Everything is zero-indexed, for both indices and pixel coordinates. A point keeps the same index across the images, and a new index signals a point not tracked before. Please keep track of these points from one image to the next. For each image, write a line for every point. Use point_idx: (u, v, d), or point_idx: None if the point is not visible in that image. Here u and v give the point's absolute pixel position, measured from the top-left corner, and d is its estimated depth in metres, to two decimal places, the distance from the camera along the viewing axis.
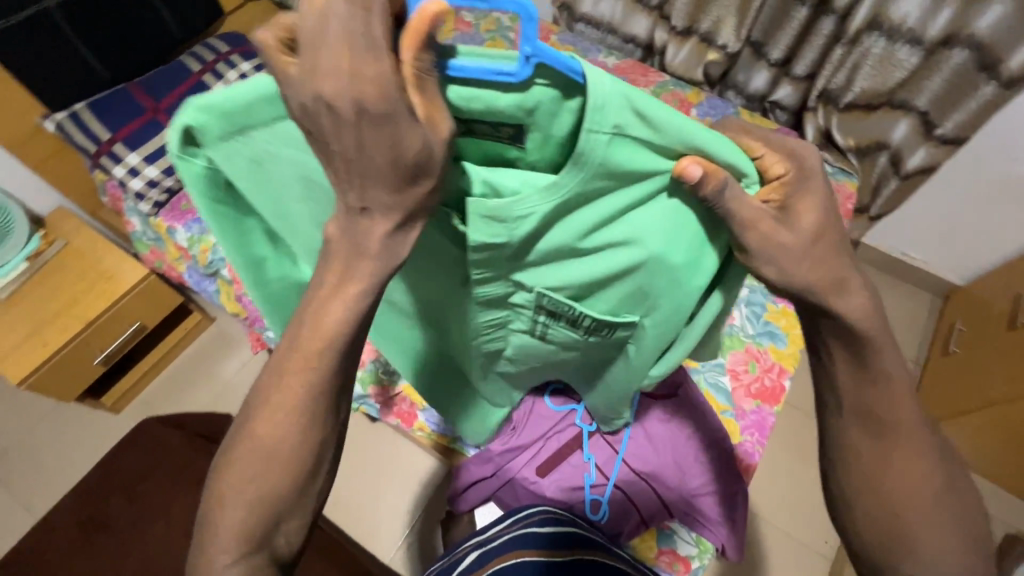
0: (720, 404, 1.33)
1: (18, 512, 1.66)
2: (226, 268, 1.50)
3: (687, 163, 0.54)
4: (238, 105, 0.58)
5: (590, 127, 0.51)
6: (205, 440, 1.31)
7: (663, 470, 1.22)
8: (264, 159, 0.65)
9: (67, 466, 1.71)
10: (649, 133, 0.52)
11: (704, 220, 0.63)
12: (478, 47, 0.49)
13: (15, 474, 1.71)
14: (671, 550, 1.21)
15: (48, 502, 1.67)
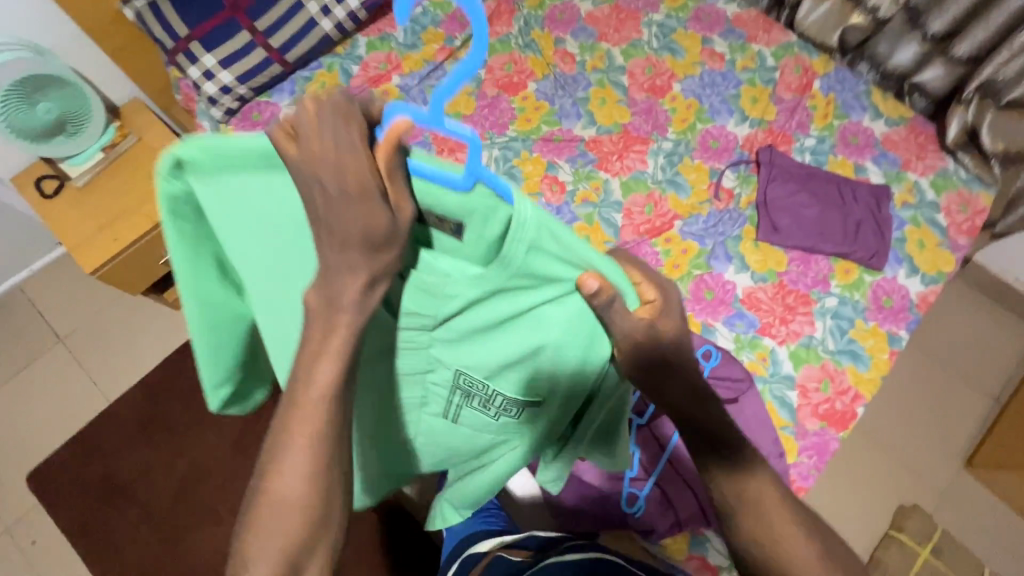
0: (781, 419, 1.24)
1: (85, 383, 1.78)
2: None
3: (587, 278, 0.55)
4: (232, 150, 0.57)
5: (512, 238, 0.54)
6: None
7: None
8: (242, 204, 0.63)
9: (128, 350, 1.81)
10: (559, 250, 0.55)
11: (593, 335, 0.65)
12: (428, 155, 0.53)
13: (84, 351, 1.83)
14: (700, 557, 1.14)
15: (110, 380, 1.78)
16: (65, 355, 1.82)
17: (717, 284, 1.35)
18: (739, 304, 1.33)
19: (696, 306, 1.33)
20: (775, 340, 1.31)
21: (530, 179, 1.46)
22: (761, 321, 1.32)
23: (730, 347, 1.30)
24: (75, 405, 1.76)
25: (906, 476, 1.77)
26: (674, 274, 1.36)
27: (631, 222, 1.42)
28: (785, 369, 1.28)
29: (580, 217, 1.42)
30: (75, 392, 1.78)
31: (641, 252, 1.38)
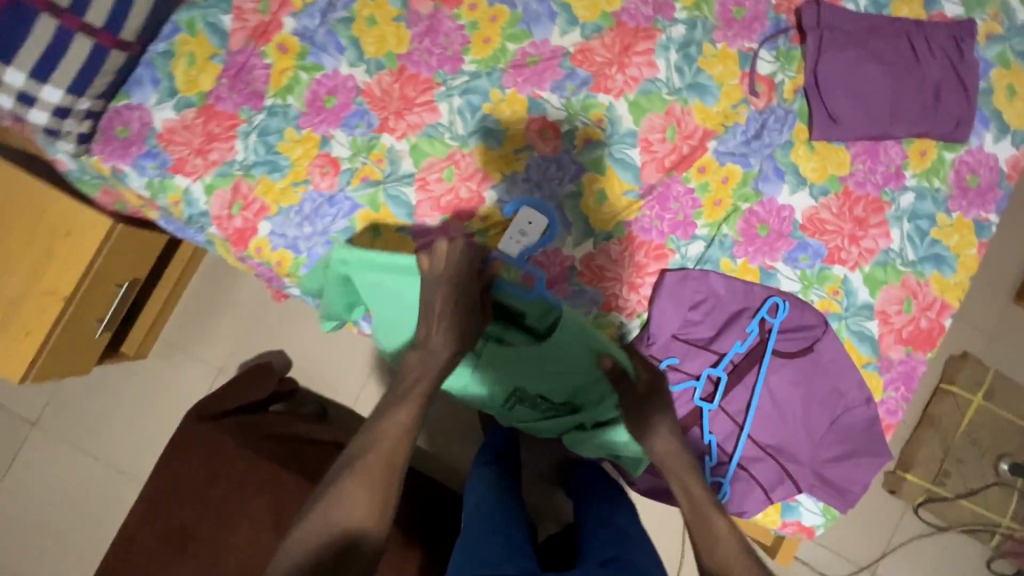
0: (861, 356, 1.09)
1: (88, 461, 1.63)
2: (212, 226, 1.11)
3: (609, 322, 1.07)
4: (384, 261, 1.05)
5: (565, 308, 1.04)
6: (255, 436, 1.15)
7: (790, 442, 1.06)
8: (375, 263, 1.06)
9: (118, 415, 1.64)
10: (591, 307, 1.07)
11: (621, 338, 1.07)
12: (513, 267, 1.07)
13: (68, 429, 1.64)
14: (795, 523, 1.07)
15: (116, 451, 1.64)
16: (48, 439, 1.63)
17: (771, 214, 1.09)
18: (801, 233, 1.09)
19: (750, 249, 1.09)
20: (846, 266, 1.09)
21: (511, 130, 1.10)
22: (828, 247, 1.09)
23: (796, 289, 1.09)
24: (87, 487, 1.62)
25: (987, 337, 1.59)
26: (718, 214, 1.09)
27: (652, 156, 1.10)
28: (861, 298, 1.09)
29: (587, 166, 1.10)
30: (79, 472, 1.63)
31: (672, 195, 1.09)
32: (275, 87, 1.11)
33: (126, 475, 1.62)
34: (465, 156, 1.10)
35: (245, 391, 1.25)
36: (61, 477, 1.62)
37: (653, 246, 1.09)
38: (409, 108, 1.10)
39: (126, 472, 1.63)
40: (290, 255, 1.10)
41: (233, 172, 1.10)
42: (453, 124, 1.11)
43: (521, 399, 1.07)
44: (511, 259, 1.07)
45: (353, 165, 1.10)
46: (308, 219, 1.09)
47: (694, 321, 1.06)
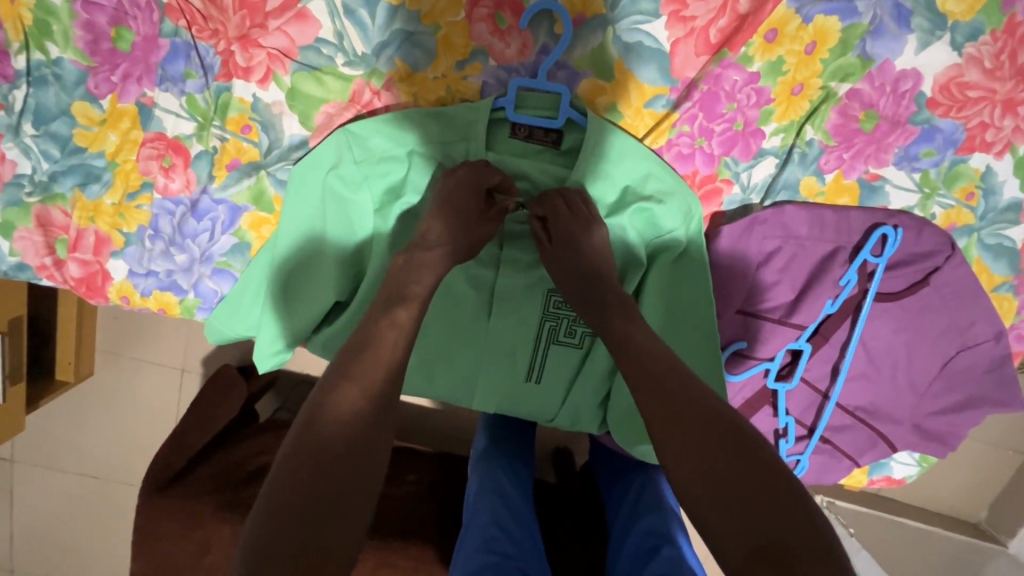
0: (992, 276, 0.78)
1: (63, 477, 1.40)
2: (39, 279, 0.72)
3: (691, 205, 0.68)
4: (366, 133, 0.66)
5: (633, 160, 0.67)
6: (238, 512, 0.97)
7: (892, 399, 0.82)
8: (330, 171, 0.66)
9: (80, 435, 1.37)
10: (670, 180, 0.68)
11: (696, 242, 0.69)
12: (532, 108, 0.66)
13: (39, 454, 1.39)
14: (884, 478, 0.90)
15: (86, 462, 1.39)
16: (30, 470, 1.40)
17: (883, 91, 0.68)
18: (926, 114, 0.69)
19: (846, 156, 0.71)
20: (991, 152, 0.71)
21: (443, 28, 0.64)
22: (967, 127, 0.70)
23: (912, 203, 0.74)
24: (88, 503, 1.41)
25: None
26: (797, 109, 0.69)
27: (688, 27, 0.65)
28: (1006, 197, 0.74)
29: (583, 68, 0.66)
30: (60, 492, 1.41)
31: (724, 91, 0.67)
32: (17, 31, 0.63)
33: (128, 483, 1.39)
34: (381, 86, 0.66)
35: (199, 417, 1.05)
36: (59, 501, 1.41)
37: (698, 181, 0.72)
38: (261, 25, 0.63)
39: (118, 480, 1.39)
40: (174, 298, 0.74)
41: (26, 196, 0.68)
42: (345, 38, 0.64)
43: (554, 330, 0.75)
44: (526, 82, 0.64)
45: (206, 145, 0.68)
46: (174, 243, 0.72)
47: (764, 282, 0.74)
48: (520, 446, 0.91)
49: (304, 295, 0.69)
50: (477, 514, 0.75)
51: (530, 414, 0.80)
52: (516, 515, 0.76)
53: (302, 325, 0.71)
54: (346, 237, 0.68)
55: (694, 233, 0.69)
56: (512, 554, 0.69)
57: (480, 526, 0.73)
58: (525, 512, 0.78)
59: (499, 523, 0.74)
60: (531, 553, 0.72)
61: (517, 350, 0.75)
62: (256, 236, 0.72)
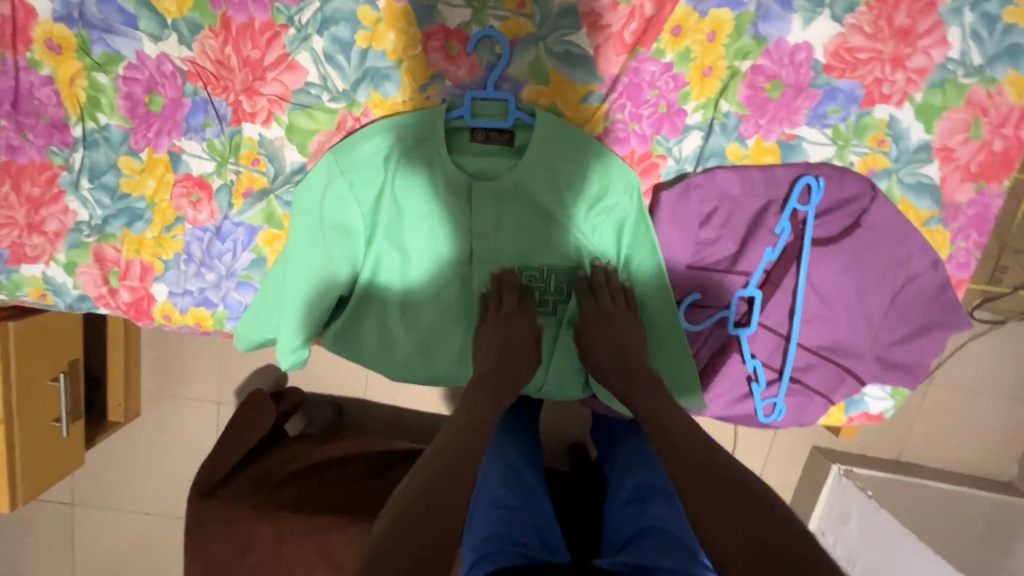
0: (920, 212, 0.87)
1: (120, 514, 1.53)
2: (99, 307, 0.87)
3: (631, 175, 0.81)
4: (350, 150, 0.79)
5: (575, 146, 0.80)
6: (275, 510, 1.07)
7: (849, 335, 0.90)
8: (328, 187, 0.80)
9: (133, 473, 1.51)
10: (609, 158, 0.80)
11: (636, 208, 0.81)
12: (485, 115, 0.80)
13: (97, 495, 1.53)
14: (861, 414, 0.96)
15: (140, 499, 1.52)
16: (90, 511, 1.54)
17: (782, 64, 0.79)
18: (825, 78, 0.80)
19: (761, 122, 0.82)
20: (891, 103, 0.82)
21: (405, 61, 0.79)
22: (864, 84, 0.81)
23: (830, 154, 0.84)
24: (146, 539, 1.55)
25: None
26: (711, 88, 0.80)
27: (606, 34, 0.78)
28: (915, 140, 0.84)
29: (524, 78, 0.80)
30: (119, 529, 1.54)
31: (645, 81, 0.79)
32: (74, 107, 0.80)
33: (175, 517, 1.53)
34: (361, 114, 0.81)
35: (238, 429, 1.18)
36: (118, 537, 1.54)
37: (636, 159, 0.83)
38: (261, 77, 0.79)
39: (170, 514, 1.53)
40: (207, 312, 0.88)
41: (85, 238, 0.84)
42: (329, 80, 0.79)
43: (529, 302, 0.85)
44: (478, 94, 0.79)
45: (225, 179, 0.83)
46: (205, 264, 0.86)
47: (706, 240, 0.84)
48: (520, 423, 1.00)
49: (312, 301, 0.83)
50: (489, 481, 0.86)
51: (516, 384, 0.89)
52: (521, 479, 0.86)
53: (314, 321, 0.84)
54: (345, 239, 0.81)
55: (637, 214, 0.81)
56: (515, 506, 0.79)
57: (491, 489, 0.83)
58: (530, 477, 0.88)
59: (507, 487, 0.83)
60: (533, 510, 0.80)
61: (498, 324, 0.86)
62: (270, 250, 0.85)
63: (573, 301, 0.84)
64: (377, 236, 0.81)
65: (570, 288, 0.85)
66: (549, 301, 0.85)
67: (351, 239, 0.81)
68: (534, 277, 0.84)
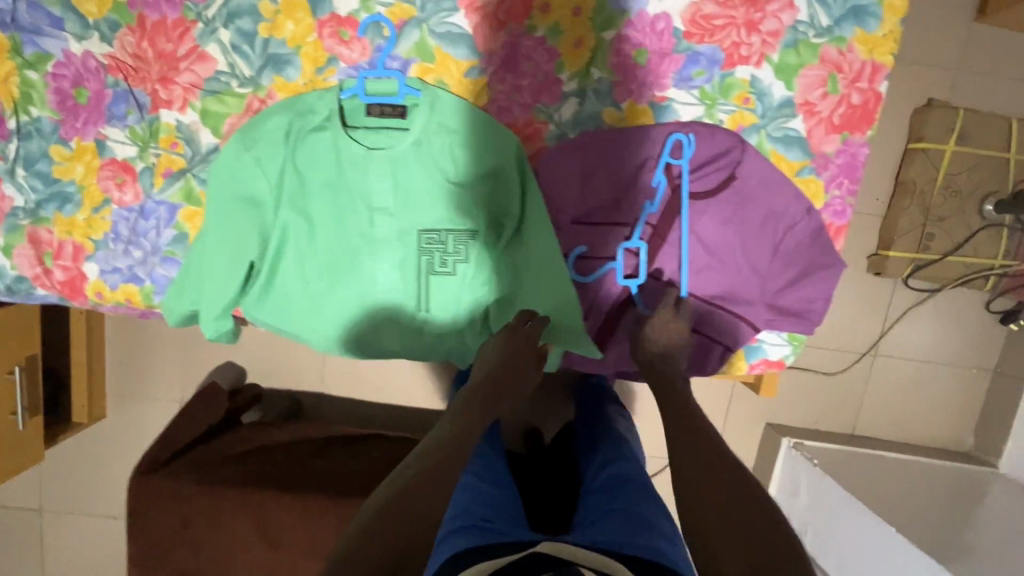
0: (792, 164, 0.93)
1: (86, 517, 1.58)
2: (34, 287, 0.94)
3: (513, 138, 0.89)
4: (256, 127, 0.87)
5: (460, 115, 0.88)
6: (215, 484, 1.13)
7: (738, 283, 0.95)
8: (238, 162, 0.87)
9: (99, 474, 1.56)
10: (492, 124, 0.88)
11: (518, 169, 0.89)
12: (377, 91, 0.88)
13: (64, 498, 1.57)
14: (762, 361, 1.00)
15: (106, 500, 1.57)
16: (57, 515, 1.58)
17: (644, 33, 0.88)
18: (686, 43, 0.88)
19: (632, 87, 0.89)
20: (750, 64, 0.89)
21: (304, 47, 0.87)
22: (723, 48, 0.89)
23: (699, 113, 0.91)
24: (111, 542, 1.59)
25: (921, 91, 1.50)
26: (582, 58, 0.88)
27: (482, 14, 0.87)
28: (778, 96, 0.91)
29: (411, 57, 0.88)
30: (85, 531, 1.58)
31: (521, 54, 0.88)
32: (9, 103, 0.89)
33: (112, 517, 1.58)
34: (266, 97, 0.89)
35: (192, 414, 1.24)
36: (84, 540, 1.58)
37: (520, 126, 0.90)
38: (175, 68, 0.88)
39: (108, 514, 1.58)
40: (136, 288, 0.95)
41: (21, 221, 0.92)
42: (236, 67, 0.88)
43: (430, 263, 0.91)
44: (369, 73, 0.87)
45: (146, 162, 0.91)
46: (131, 241, 0.93)
47: (589, 197, 0.91)
48: None
49: (226, 268, 0.90)
50: None
51: (422, 343, 0.94)
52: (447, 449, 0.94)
53: (229, 288, 0.91)
54: (255, 209, 0.89)
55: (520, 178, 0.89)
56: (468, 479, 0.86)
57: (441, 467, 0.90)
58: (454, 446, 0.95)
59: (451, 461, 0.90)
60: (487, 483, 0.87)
61: (401, 284, 0.92)
62: (191, 226, 0.93)
63: (470, 258, 0.91)
64: (284, 205, 0.89)
65: (466, 246, 0.91)
66: (447, 260, 0.92)
67: (261, 209, 0.89)
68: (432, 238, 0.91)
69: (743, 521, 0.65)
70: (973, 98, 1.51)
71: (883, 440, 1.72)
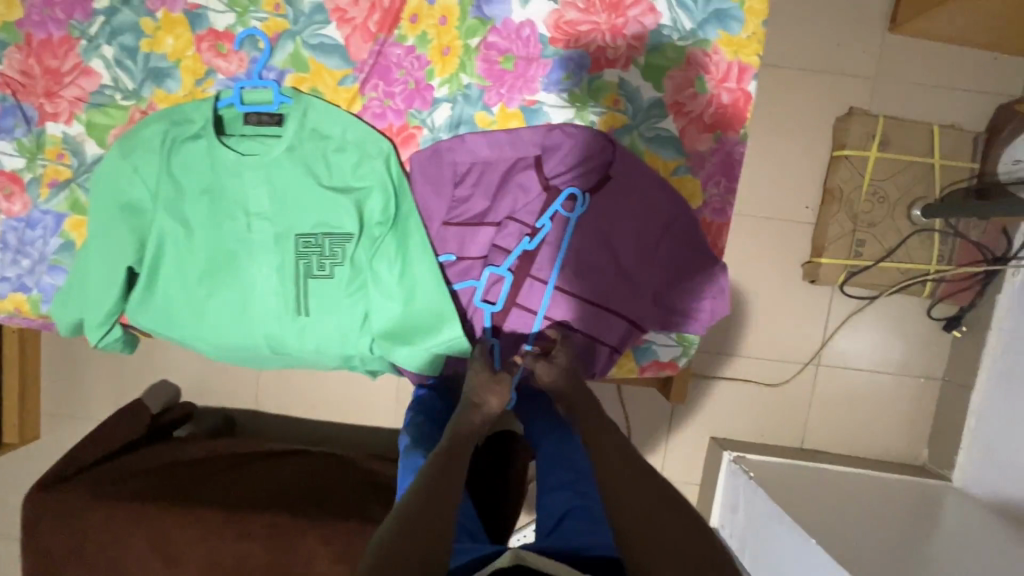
0: (667, 163, 0.94)
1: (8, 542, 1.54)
2: None
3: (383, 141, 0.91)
4: (135, 136, 0.90)
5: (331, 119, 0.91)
6: (110, 499, 1.11)
7: (621, 283, 0.93)
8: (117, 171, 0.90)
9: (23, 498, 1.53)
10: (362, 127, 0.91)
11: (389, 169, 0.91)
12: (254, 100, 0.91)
13: None
14: (652, 363, 1.00)
15: None
16: None
17: (511, 40, 0.90)
18: (552, 49, 0.91)
19: (502, 91, 0.91)
20: (617, 67, 0.92)
21: (183, 61, 0.91)
22: (589, 53, 0.91)
23: (571, 116, 0.92)
24: None
25: (839, 101, 1.52)
26: (451, 65, 0.91)
27: (353, 26, 0.90)
28: (646, 97, 0.92)
29: (286, 67, 0.91)
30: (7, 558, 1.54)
31: (391, 63, 0.91)
32: None
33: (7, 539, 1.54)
34: (148, 108, 0.92)
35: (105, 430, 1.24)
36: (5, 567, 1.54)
37: (395, 131, 0.93)
38: (61, 82, 0.91)
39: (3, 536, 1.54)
40: (23, 296, 0.96)
41: None
42: (119, 80, 0.92)
43: (308, 266, 0.92)
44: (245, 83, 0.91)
45: (34, 172, 0.93)
46: (19, 250, 0.95)
47: (463, 198, 0.93)
48: None
49: (105, 274, 0.90)
50: None
51: (303, 347, 0.93)
52: None
53: (108, 294, 0.91)
54: (134, 215, 0.90)
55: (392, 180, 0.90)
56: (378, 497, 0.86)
57: None
58: None
59: None
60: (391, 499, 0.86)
61: (279, 287, 0.92)
62: (76, 234, 0.94)
63: (346, 260, 0.91)
64: (161, 211, 0.90)
65: (342, 248, 0.91)
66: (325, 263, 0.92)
67: (140, 215, 0.91)
68: (309, 240, 0.92)
69: (682, 530, 0.71)
70: (892, 107, 1.53)
71: (831, 454, 1.64)
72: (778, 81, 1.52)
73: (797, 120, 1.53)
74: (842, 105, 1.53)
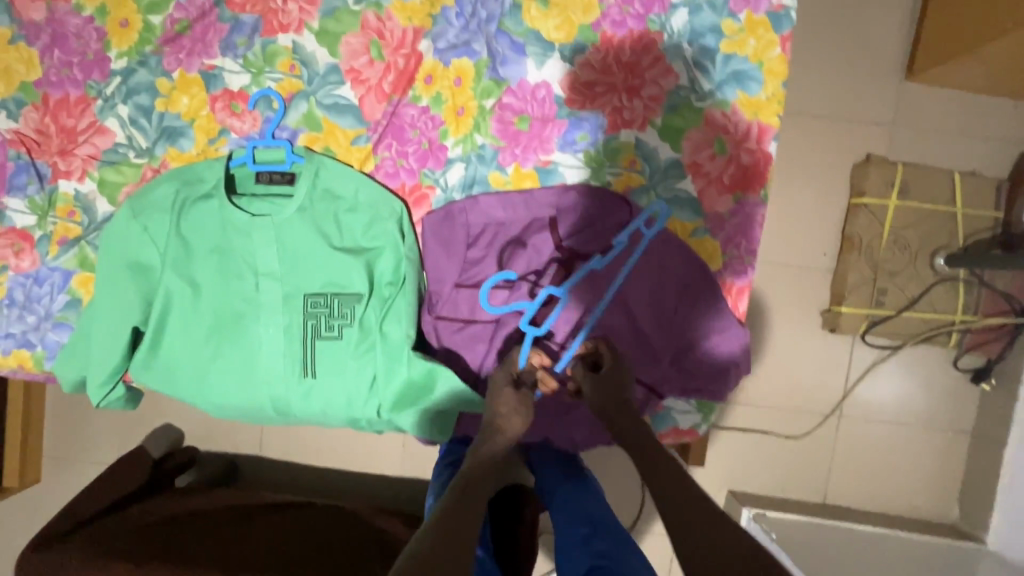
0: (685, 225, 0.92)
1: None
2: None
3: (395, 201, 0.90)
4: (147, 196, 0.89)
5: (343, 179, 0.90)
6: (105, 557, 1.07)
7: (638, 348, 0.90)
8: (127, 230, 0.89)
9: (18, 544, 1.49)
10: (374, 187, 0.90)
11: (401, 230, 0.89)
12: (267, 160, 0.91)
13: None
14: (671, 430, 0.95)
15: None
16: None
17: (526, 100, 0.89)
18: (567, 109, 0.90)
19: (517, 151, 0.90)
20: (634, 128, 0.90)
21: (197, 120, 0.91)
22: (605, 113, 0.90)
23: (586, 176, 0.91)
24: None
25: (857, 148, 1.50)
26: (465, 125, 0.90)
27: (367, 87, 0.90)
28: (664, 158, 0.91)
29: (300, 127, 0.91)
30: None
31: (405, 123, 0.90)
32: None
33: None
34: (160, 165, 0.92)
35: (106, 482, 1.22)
36: None
37: (407, 190, 0.91)
38: (75, 141, 0.91)
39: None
40: (27, 353, 0.95)
41: None
42: (133, 139, 0.91)
43: (316, 327, 0.89)
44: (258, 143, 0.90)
45: (44, 229, 0.93)
46: (25, 307, 0.94)
47: (475, 260, 0.90)
48: None
49: (110, 335, 0.88)
50: None
51: (309, 410, 0.90)
52: None
53: (113, 354, 0.89)
54: (142, 275, 0.89)
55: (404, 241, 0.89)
56: None
57: None
58: None
59: None
60: None
61: (286, 349, 0.89)
62: (84, 291, 0.93)
63: (355, 321, 0.89)
64: (169, 270, 0.89)
65: (351, 309, 0.89)
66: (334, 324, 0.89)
67: (148, 274, 0.89)
68: (319, 301, 0.90)
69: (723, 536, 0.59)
70: (911, 155, 1.50)
71: (855, 510, 1.56)
72: (794, 128, 1.50)
73: (814, 168, 1.51)
74: (860, 152, 1.50)
